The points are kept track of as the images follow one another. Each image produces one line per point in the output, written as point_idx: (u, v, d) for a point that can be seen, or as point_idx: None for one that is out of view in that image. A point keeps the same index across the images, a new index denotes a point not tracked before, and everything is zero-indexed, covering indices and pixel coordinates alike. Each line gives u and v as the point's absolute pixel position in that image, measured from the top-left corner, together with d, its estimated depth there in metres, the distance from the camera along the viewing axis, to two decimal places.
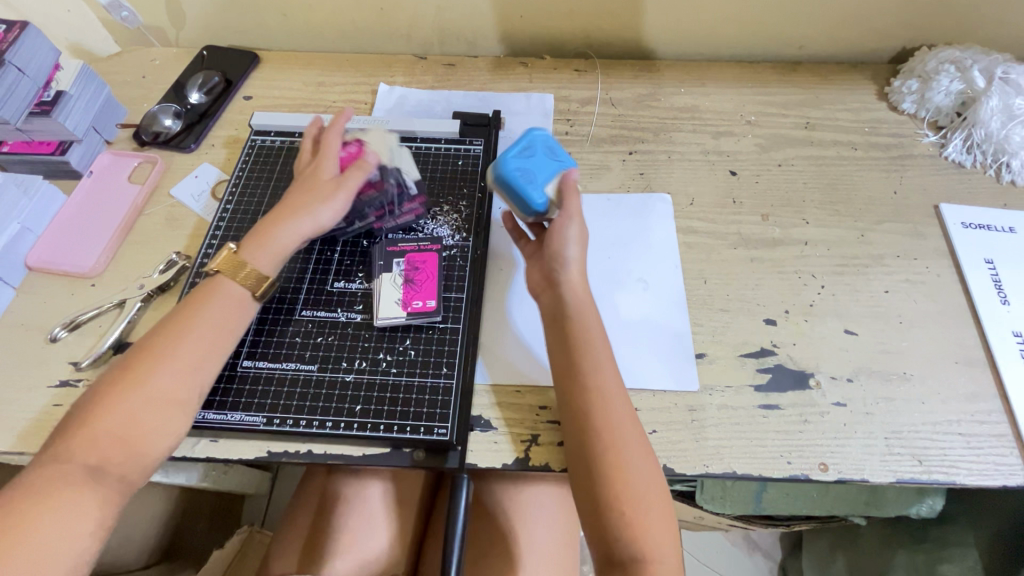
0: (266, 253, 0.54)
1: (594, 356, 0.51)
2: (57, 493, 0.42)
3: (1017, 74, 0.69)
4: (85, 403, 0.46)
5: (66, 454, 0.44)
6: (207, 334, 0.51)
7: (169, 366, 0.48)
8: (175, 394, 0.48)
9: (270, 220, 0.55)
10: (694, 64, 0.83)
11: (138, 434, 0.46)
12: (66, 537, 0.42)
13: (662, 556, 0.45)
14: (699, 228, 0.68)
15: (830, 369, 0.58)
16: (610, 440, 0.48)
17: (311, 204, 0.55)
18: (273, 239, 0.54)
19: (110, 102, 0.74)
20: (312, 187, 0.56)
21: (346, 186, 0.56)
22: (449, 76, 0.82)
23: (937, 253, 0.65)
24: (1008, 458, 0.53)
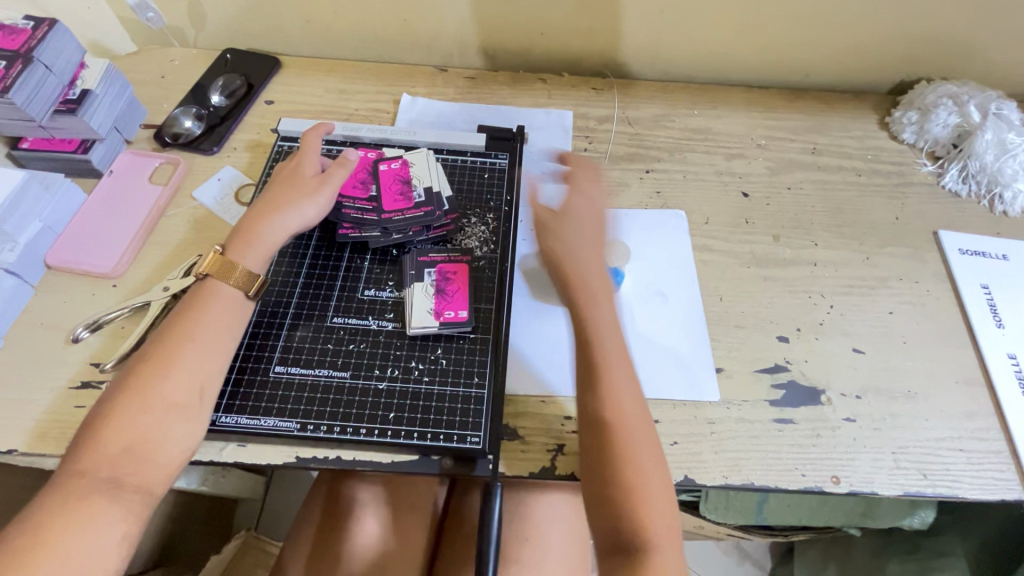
0: (255, 250, 0.56)
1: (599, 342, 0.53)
2: (76, 509, 0.43)
3: (1008, 110, 0.74)
4: (95, 417, 0.47)
5: (78, 471, 0.44)
6: (207, 337, 0.51)
7: (172, 370, 0.49)
8: (181, 399, 0.48)
9: (254, 219, 0.58)
10: (706, 87, 0.86)
11: (148, 441, 0.46)
12: (91, 553, 0.42)
13: (663, 550, 0.45)
14: (714, 247, 0.70)
15: (840, 386, 0.61)
16: (614, 428, 0.49)
17: (300, 201, 0.59)
18: (262, 236, 0.57)
19: (133, 102, 0.74)
20: (298, 185, 0.60)
21: (330, 183, 0.60)
22: (470, 89, 0.84)
23: (936, 277, 0.69)
24: (1005, 473, 0.57)
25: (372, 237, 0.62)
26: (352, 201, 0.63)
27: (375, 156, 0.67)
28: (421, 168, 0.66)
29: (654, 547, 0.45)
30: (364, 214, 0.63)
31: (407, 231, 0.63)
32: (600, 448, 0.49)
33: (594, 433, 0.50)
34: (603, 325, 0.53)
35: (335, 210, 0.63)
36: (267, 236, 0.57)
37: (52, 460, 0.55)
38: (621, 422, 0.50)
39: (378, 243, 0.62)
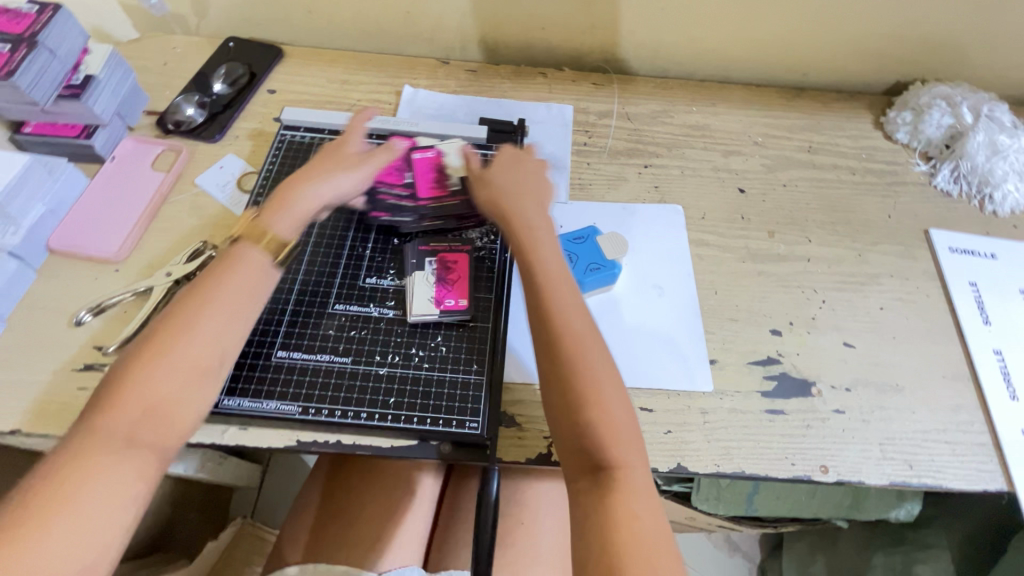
0: (287, 215, 0.55)
1: (550, 279, 0.52)
2: (91, 469, 0.40)
3: (999, 113, 0.75)
4: (113, 374, 0.45)
5: (90, 431, 0.42)
6: (235, 298, 0.49)
7: (198, 329, 0.47)
8: (200, 360, 0.46)
9: (290, 184, 0.56)
10: (704, 85, 0.87)
11: (168, 402, 0.44)
12: (104, 519, 0.40)
13: (631, 476, 0.45)
14: (709, 241, 0.71)
15: (830, 378, 0.62)
16: (569, 356, 0.48)
17: (337, 173, 0.58)
18: (294, 201, 0.55)
19: (135, 88, 0.74)
20: (341, 159, 0.59)
21: (373, 162, 0.60)
22: (471, 81, 0.84)
23: (926, 275, 0.70)
24: (989, 465, 0.58)
25: (405, 223, 0.64)
26: (388, 187, 0.65)
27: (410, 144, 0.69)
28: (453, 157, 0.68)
29: (622, 475, 0.45)
30: (399, 200, 0.65)
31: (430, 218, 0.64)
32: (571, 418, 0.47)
33: (554, 366, 0.49)
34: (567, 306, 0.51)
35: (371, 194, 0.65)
36: (298, 204, 0.55)
37: (55, 442, 0.55)
38: (580, 352, 0.49)
39: (411, 229, 0.64)
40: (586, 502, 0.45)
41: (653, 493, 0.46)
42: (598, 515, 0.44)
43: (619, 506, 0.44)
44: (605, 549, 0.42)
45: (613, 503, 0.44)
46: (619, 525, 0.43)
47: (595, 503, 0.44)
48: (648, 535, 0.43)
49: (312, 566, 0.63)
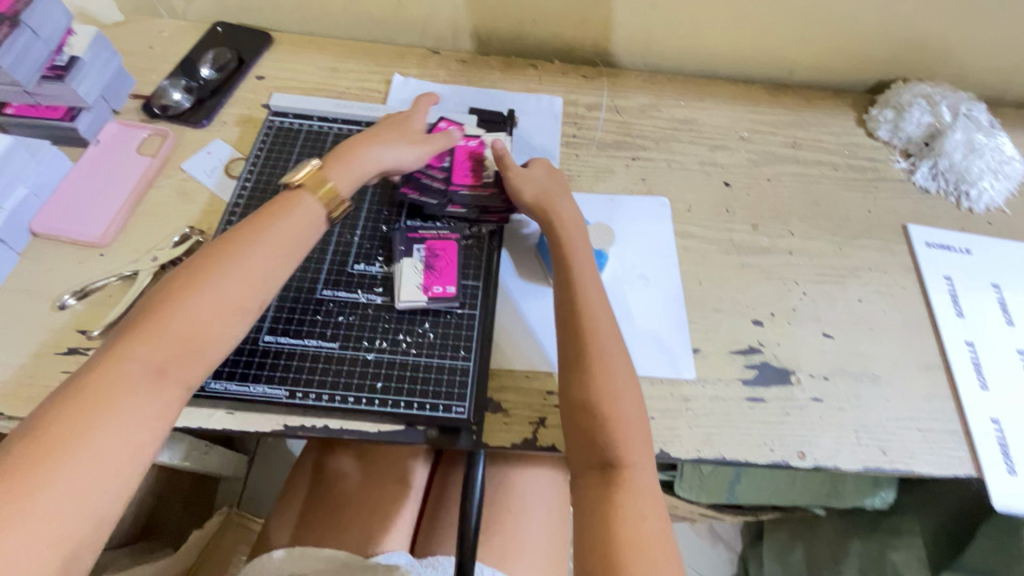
0: (348, 175, 0.57)
1: (586, 300, 0.55)
2: (123, 390, 0.41)
3: (976, 112, 0.78)
4: (149, 304, 0.45)
5: (130, 348, 0.43)
6: (274, 246, 0.50)
7: (237, 271, 0.48)
8: (240, 300, 0.47)
9: (356, 146, 0.59)
10: (693, 80, 0.88)
11: (202, 340, 0.45)
12: (127, 440, 0.40)
13: (638, 477, 0.47)
14: (694, 233, 0.73)
15: (809, 367, 0.64)
16: (592, 371, 0.51)
17: (401, 143, 0.61)
18: (358, 163, 0.58)
19: (120, 72, 0.73)
20: (408, 134, 0.63)
21: (433, 142, 0.63)
22: (462, 72, 0.85)
23: (904, 269, 0.72)
24: (959, 451, 0.60)
25: (427, 203, 0.65)
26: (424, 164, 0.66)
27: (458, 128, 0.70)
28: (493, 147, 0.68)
29: (628, 474, 0.47)
30: (431, 180, 0.65)
31: (454, 204, 0.64)
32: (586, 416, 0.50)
33: (580, 378, 0.51)
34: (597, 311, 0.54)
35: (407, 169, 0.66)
36: (362, 164, 0.59)
37: None
38: (603, 368, 0.51)
39: (432, 210, 0.65)
40: (592, 496, 0.47)
41: (658, 495, 0.47)
42: (603, 511, 0.46)
43: (623, 505, 0.46)
44: (607, 542, 0.44)
45: (617, 501, 0.46)
46: (621, 520, 0.45)
47: (600, 498, 0.46)
48: (649, 533, 0.44)
49: (298, 550, 0.63)
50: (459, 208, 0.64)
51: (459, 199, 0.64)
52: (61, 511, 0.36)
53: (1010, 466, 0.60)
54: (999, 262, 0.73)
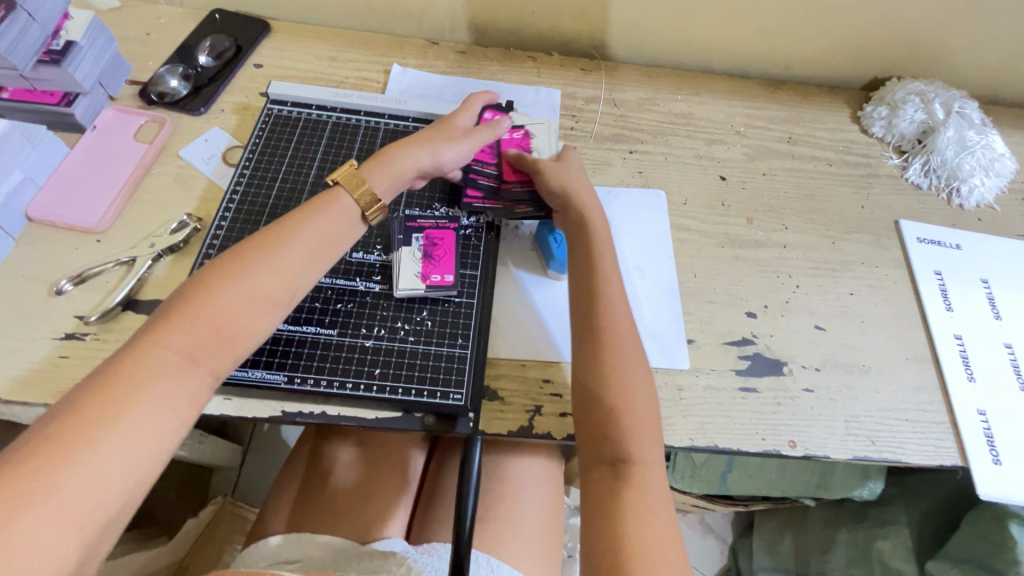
0: (386, 176, 0.58)
1: (606, 302, 0.55)
2: (156, 375, 0.41)
3: (968, 110, 0.80)
4: (186, 291, 0.46)
5: (164, 334, 0.43)
6: (309, 244, 0.51)
7: (272, 265, 0.48)
8: (272, 292, 0.48)
9: (396, 147, 0.60)
10: (691, 75, 0.88)
11: (235, 332, 0.46)
12: (157, 425, 0.40)
13: (647, 473, 0.48)
14: (690, 226, 0.73)
15: (801, 358, 0.65)
16: (605, 370, 0.51)
17: (442, 142, 0.61)
18: (395, 165, 0.59)
19: (117, 57, 0.73)
20: (452, 133, 0.62)
21: (474, 138, 0.62)
22: (460, 63, 0.85)
23: (895, 263, 0.73)
24: (945, 441, 0.62)
25: (490, 207, 0.65)
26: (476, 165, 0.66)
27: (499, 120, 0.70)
28: (540, 140, 0.68)
29: (638, 470, 0.48)
30: (487, 180, 0.66)
31: (518, 205, 0.65)
32: (598, 415, 0.50)
33: (596, 379, 0.51)
34: (616, 310, 0.54)
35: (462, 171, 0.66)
36: (404, 167, 0.59)
37: (35, 410, 0.55)
38: (618, 367, 0.52)
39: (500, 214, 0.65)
40: (600, 490, 0.48)
41: (665, 490, 0.48)
42: (612, 505, 0.46)
43: (632, 500, 0.46)
44: (614, 536, 0.45)
45: (626, 495, 0.47)
46: (629, 515, 0.46)
47: (608, 492, 0.47)
48: (656, 529, 0.45)
49: (295, 537, 0.63)
50: (525, 208, 0.65)
51: (522, 201, 0.65)
52: (88, 491, 0.36)
53: (995, 456, 0.61)
54: (989, 258, 0.74)
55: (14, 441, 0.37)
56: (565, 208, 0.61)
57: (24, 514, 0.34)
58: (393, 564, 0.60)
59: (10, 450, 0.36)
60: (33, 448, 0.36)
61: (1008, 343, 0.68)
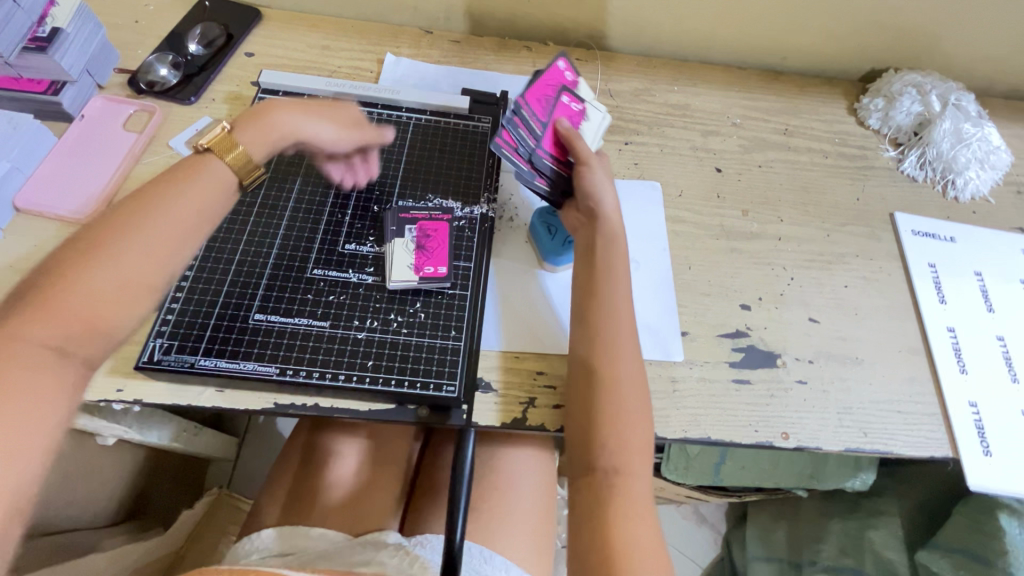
0: (262, 137, 0.55)
1: (607, 318, 0.55)
2: (10, 377, 0.37)
3: (965, 102, 0.80)
4: (38, 281, 0.41)
5: (19, 331, 0.39)
6: (183, 215, 0.48)
7: (143, 243, 0.45)
8: (149, 275, 0.45)
9: (276, 106, 0.57)
10: (687, 65, 0.87)
11: (108, 318, 0.43)
12: (30, 425, 0.37)
13: (635, 485, 0.49)
14: (685, 218, 0.73)
15: (794, 350, 0.65)
16: (605, 383, 0.52)
17: (325, 118, 0.59)
18: (270, 124, 0.56)
19: (105, 45, 0.71)
20: (341, 118, 0.61)
21: (359, 131, 0.62)
22: (455, 52, 0.84)
23: (890, 255, 0.73)
24: (937, 433, 0.62)
25: (517, 163, 0.59)
26: (531, 115, 0.60)
27: (570, 82, 0.65)
28: (589, 128, 0.64)
29: (625, 482, 0.49)
30: (528, 136, 0.59)
31: (539, 177, 0.61)
32: (588, 430, 0.51)
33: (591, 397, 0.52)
34: (614, 324, 0.55)
35: (512, 108, 0.59)
36: (286, 134, 0.57)
37: None
38: (612, 382, 0.52)
39: (520, 175, 0.60)
40: (589, 501, 0.49)
41: (650, 502, 0.50)
42: (598, 514, 0.48)
43: (618, 512, 0.48)
44: (603, 544, 0.46)
45: (613, 505, 0.48)
46: (618, 525, 0.47)
47: (597, 501, 0.49)
48: (642, 540, 0.47)
49: (288, 529, 0.63)
50: (543, 184, 0.61)
51: (547, 177, 0.61)
52: None
53: (985, 447, 0.61)
54: (982, 250, 0.75)
55: None
56: (590, 222, 0.59)
57: None
58: (385, 556, 0.60)
59: None
60: None
61: (1000, 335, 0.68)
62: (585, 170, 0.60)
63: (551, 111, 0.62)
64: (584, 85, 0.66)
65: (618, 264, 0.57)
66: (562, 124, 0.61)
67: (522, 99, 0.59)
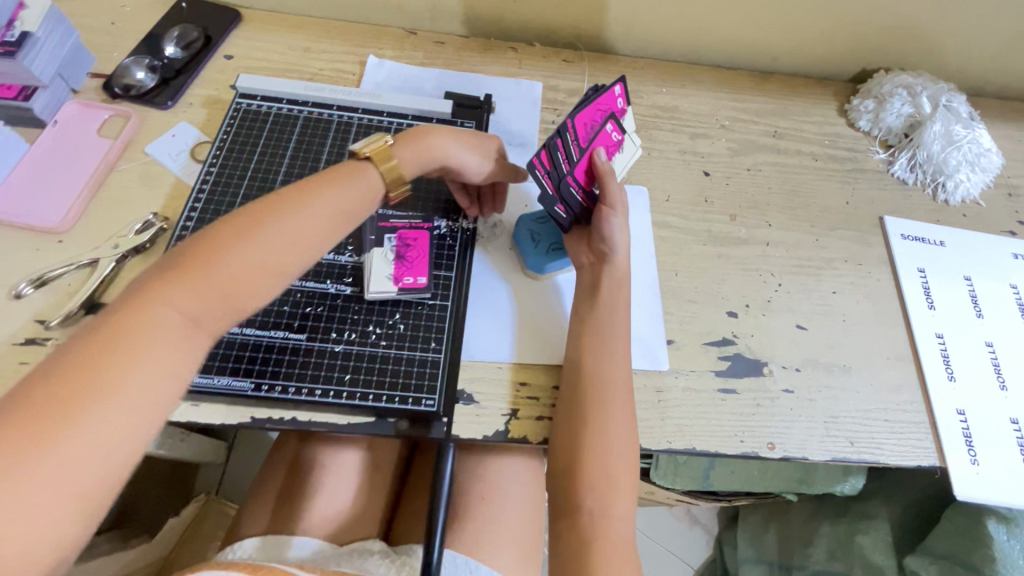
0: (417, 155, 0.57)
1: (603, 352, 0.55)
2: (153, 336, 0.39)
3: (956, 103, 0.79)
4: (192, 247, 0.43)
5: (168, 292, 0.41)
6: (325, 213, 0.50)
7: (284, 233, 0.47)
8: (283, 261, 0.46)
9: (441, 132, 0.59)
10: (676, 66, 0.86)
11: (237, 300, 0.44)
12: (152, 391, 0.38)
13: (616, 526, 0.50)
14: (672, 223, 0.72)
15: (781, 358, 0.64)
16: (596, 426, 0.52)
17: (478, 149, 0.60)
18: (428, 146, 0.58)
19: (77, 48, 0.70)
20: (488, 148, 0.62)
21: (503, 168, 0.62)
22: (439, 54, 0.82)
23: (879, 260, 0.73)
24: (924, 442, 0.61)
25: (544, 187, 0.54)
26: (574, 140, 0.54)
27: (620, 108, 0.60)
28: (619, 161, 0.61)
29: (606, 524, 0.50)
30: (563, 162, 0.54)
31: (562, 205, 0.57)
32: (572, 466, 0.52)
33: (577, 435, 0.53)
34: (604, 355, 0.55)
35: (559, 127, 0.52)
36: (431, 153, 0.58)
37: None
38: (604, 418, 0.53)
39: (543, 201, 0.55)
40: (570, 542, 0.50)
41: (631, 540, 0.51)
42: (581, 554, 0.49)
43: (599, 556, 0.49)
44: None
45: (594, 545, 0.49)
46: (598, 564, 0.49)
47: (578, 542, 0.50)
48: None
49: (271, 539, 0.63)
50: (563, 212, 0.57)
51: (568, 207, 0.57)
52: (88, 454, 0.35)
53: (973, 456, 0.61)
54: (972, 254, 0.74)
55: (27, 375, 0.35)
56: (598, 264, 0.59)
57: (29, 467, 0.33)
58: (373, 564, 0.60)
59: (25, 382, 0.35)
60: (33, 399, 0.34)
61: (989, 341, 0.68)
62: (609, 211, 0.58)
63: (592, 138, 0.57)
64: (630, 114, 0.62)
65: (621, 306, 0.57)
66: (600, 158, 0.57)
67: (571, 121, 0.53)
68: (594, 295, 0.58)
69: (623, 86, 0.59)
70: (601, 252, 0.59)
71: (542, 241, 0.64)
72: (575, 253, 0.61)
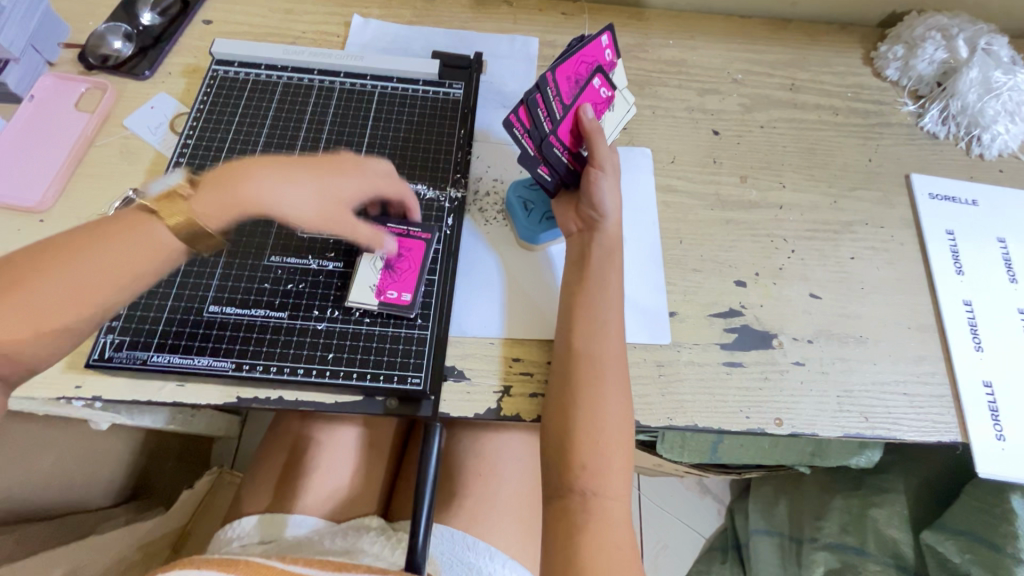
0: (223, 202, 0.45)
1: (597, 328, 0.52)
2: None
3: (997, 46, 0.71)
4: None
5: None
6: (114, 268, 0.41)
7: (61, 287, 0.40)
8: (57, 318, 0.40)
9: (262, 174, 0.46)
10: (686, 16, 0.79)
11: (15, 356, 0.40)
12: None
13: (612, 508, 0.48)
14: (677, 187, 0.67)
15: (792, 330, 0.60)
16: (588, 407, 0.50)
17: (315, 202, 0.49)
18: (240, 190, 0.45)
19: (48, 18, 0.67)
20: (332, 193, 0.50)
21: (348, 226, 0.51)
22: (428, 10, 0.77)
23: (903, 222, 0.67)
24: (945, 416, 0.58)
25: (524, 146, 0.51)
26: (555, 95, 0.50)
27: (608, 62, 0.55)
28: (608, 121, 0.57)
29: (602, 504, 0.48)
30: (543, 118, 0.50)
31: (545, 166, 0.54)
32: (563, 448, 0.50)
33: (567, 413, 0.50)
34: (596, 331, 0.52)
35: (538, 82, 0.48)
36: (245, 205, 0.46)
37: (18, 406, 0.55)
38: (595, 396, 0.50)
39: (523, 161, 0.52)
40: (563, 521, 0.49)
41: (626, 521, 0.49)
42: (572, 537, 0.48)
43: (598, 537, 0.47)
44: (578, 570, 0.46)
45: (586, 527, 0.48)
46: (588, 561, 0.46)
47: (571, 524, 0.48)
48: (611, 562, 0.47)
49: (268, 517, 0.63)
50: (547, 174, 0.55)
51: (551, 167, 0.54)
52: None
53: (998, 431, 0.57)
54: (1007, 214, 0.68)
55: None
56: (587, 231, 0.56)
57: None
58: (367, 542, 0.59)
59: None
60: None
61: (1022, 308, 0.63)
62: (596, 173, 0.54)
63: (577, 95, 0.52)
64: (620, 68, 0.57)
65: (610, 277, 0.54)
66: (587, 115, 0.53)
67: (551, 74, 0.49)
68: (583, 265, 0.55)
69: (612, 37, 0.54)
70: (591, 217, 0.55)
71: (533, 211, 0.61)
72: (563, 219, 0.58)
